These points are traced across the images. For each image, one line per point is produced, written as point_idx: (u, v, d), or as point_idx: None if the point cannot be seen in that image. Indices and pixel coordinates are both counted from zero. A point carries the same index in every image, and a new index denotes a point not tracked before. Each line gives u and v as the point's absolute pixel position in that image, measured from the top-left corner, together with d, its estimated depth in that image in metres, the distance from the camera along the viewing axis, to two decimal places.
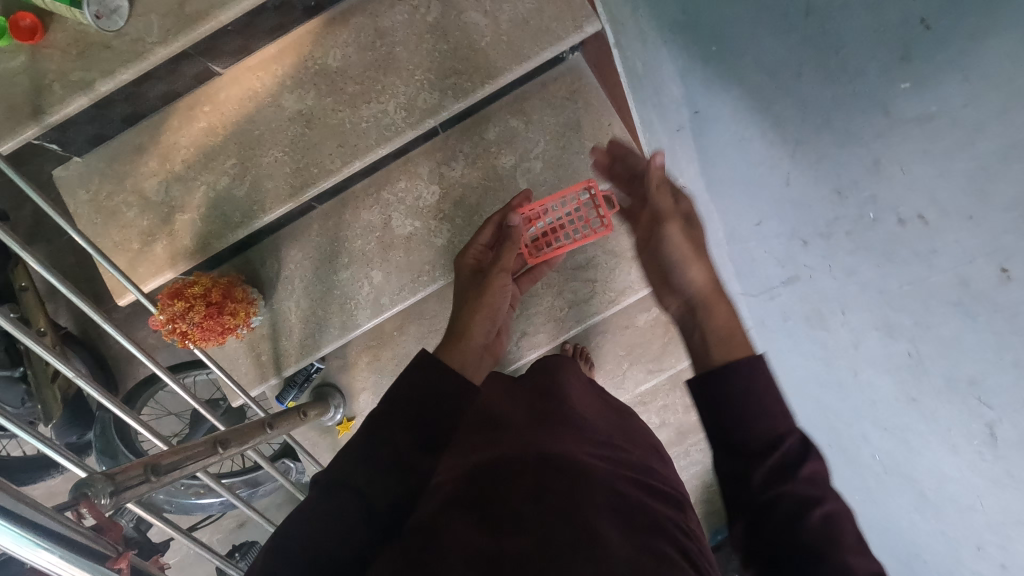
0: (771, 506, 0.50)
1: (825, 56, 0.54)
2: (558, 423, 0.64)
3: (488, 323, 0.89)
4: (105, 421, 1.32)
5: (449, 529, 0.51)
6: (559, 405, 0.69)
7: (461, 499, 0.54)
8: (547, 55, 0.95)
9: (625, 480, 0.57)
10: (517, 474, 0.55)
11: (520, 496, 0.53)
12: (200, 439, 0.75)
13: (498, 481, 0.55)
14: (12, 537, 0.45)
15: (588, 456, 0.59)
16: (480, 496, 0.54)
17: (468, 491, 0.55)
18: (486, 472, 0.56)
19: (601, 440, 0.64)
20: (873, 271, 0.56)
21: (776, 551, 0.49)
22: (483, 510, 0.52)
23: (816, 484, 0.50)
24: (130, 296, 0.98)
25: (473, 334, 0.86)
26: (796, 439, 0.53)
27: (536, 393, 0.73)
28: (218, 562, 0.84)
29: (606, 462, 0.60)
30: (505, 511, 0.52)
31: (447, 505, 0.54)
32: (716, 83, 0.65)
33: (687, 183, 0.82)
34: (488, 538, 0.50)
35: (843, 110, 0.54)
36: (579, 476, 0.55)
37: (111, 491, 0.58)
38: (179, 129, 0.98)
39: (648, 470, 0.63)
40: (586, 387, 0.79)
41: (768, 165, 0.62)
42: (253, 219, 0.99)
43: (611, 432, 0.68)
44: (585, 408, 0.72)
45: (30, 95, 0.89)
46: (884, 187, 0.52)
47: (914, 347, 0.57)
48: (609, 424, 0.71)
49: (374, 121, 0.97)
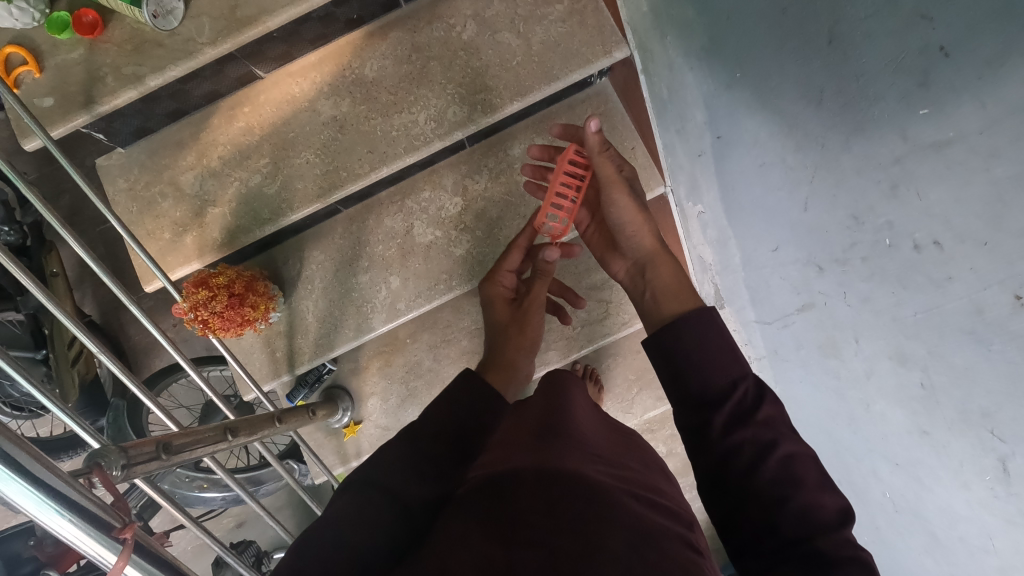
0: (734, 452, 0.58)
1: (846, 83, 0.55)
2: (566, 436, 0.64)
3: (526, 351, 0.95)
4: (117, 409, 1.35)
5: (463, 537, 0.51)
6: (562, 419, 0.68)
7: (472, 505, 0.55)
8: (576, 77, 0.97)
9: (633, 497, 0.57)
10: (524, 481, 0.55)
11: (526, 501, 0.53)
12: (212, 424, 0.77)
13: (507, 487, 0.55)
14: (34, 502, 0.47)
15: (594, 470, 0.58)
16: (493, 503, 0.54)
17: (477, 503, 0.55)
18: (494, 484, 0.56)
19: (605, 457, 0.64)
20: (888, 297, 0.58)
21: (737, 498, 0.57)
22: (490, 518, 0.52)
23: (770, 427, 0.59)
24: (157, 283, 1.01)
25: (516, 359, 0.93)
26: (750, 383, 0.63)
27: (540, 407, 0.73)
28: (219, 550, 0.83)
29: (613, 477, 0.59)
30: (514, 518, 0.51)
31: (457, 516, 0.54)
32: (739, 108, 0.68)
33: (706, 207, 0.86)
34: (490, 542, 0.49)
35: (862, 134, 0.55)
36: (589, 490, 0.54)
37: (123, 465, 0.58)
38: (218, 128, 1.03)
39: (655, 489, 0.62)
40: (595, 409, 0.80)
41: (787, 190, 0.65)
42: (282, 217, 1.02)
43: (615, 450, 0.68)
44: (587, 421, 0.73)
45: (83, 85, 0.94)
46: (902, 213, 0.54)
47: (928, 378, 0.59)
48: (614, 442, 0.71)
49: (404, 131, 1.00)
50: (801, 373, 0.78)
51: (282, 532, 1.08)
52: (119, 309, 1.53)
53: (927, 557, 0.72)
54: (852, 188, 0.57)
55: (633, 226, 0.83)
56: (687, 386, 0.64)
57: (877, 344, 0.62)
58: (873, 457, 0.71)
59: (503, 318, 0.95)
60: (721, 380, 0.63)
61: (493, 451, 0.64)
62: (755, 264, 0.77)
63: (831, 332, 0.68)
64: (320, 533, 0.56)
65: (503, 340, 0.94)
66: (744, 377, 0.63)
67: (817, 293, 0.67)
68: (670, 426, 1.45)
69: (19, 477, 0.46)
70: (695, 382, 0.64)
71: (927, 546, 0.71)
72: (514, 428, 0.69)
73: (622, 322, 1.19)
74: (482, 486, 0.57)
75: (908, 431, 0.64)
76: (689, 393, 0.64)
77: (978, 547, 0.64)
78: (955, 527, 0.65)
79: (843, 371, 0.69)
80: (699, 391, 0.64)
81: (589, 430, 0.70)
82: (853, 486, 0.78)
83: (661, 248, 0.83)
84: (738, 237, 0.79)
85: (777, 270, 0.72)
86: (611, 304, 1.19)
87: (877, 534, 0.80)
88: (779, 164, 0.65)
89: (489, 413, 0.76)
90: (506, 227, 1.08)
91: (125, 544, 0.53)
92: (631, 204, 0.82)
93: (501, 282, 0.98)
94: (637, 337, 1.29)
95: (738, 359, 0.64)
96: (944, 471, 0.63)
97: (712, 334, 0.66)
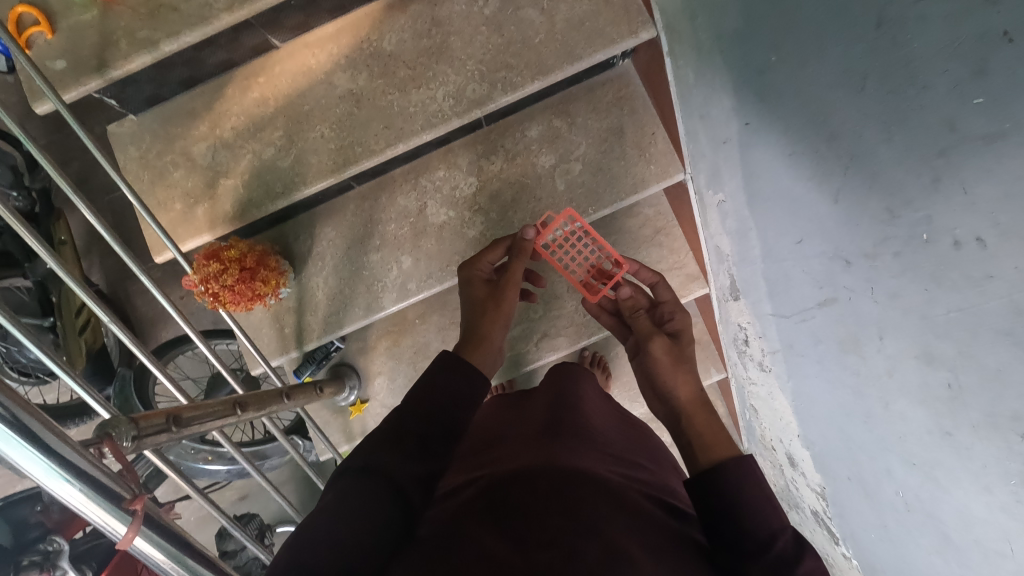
0: None
1: (893, 68, 0.49)
2: (576, 437, 0.68)
3: (504, 332, 0.89)
4: (124, 378, 1.35)
5: (475, 541, 0.51)
6: (574, 420, 0.73)
7: (484, 507, 0.56)
8: (600, 58, 0.95)
9: (645, 497, 0.62)
10: (540, 480, 0.58)
11: (542, 503, 0.55)
12: (220, 399, 0.76)
13: (519, 492, 0.57)
14: (40, 467, 0.47)
15: (605, 471, 0.63)
16: (501, 506, 0.55)
17: (490, 498, 0.57)
18: (506, 484, 0.58)
19: (616, 458, 0.68)
20: (920, 294, 0.54)
21: None
22: (497, 516, 0.54)
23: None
24: (168, 254, 1.00)
25: (496, 338, 0.86)
26: (789, 537, 0.56)
27: (550, 409, 0.77)
28: (224, 521, 0.83)
29: (624, 478, 0.64)
30: (527, 525, 0.52)
31: (465, 513, 0.56)
32: (770, 98, 0.66)
33: (728, 195, 0.87)
34: (500, 540, 0.51)
35: (909, 119, 0.48)
36: (606, 492, 0.58)
37: (133, 436, 0.58)
38: (232, 98, 1.01)
39: (667, 489, 0.68)
40: (602, 400, 0.84)
41: (816, 182, 0.62)
42: (294, 191, 1.00)
43: (626, 447, 0.73)
44: (596, 418, 0.77)
45: (96, 49, 0.91)
46: (943, 208, 0.48)
47: (956, 379, 0.54)
48: (624, 439, 0.76)
49: (422, 107, 0.98)
50: (817, 367, 0.79)
51: (286, 507, 1.08)
52: (126, 278, 1.53)
53: (936, 557, 0.67)
54: (887, 180, 0.52)
55: (668, 376, 0.83)
56: (724, 533, 0.58)
57: (901, 342, 0.59)
58: (888, 455, 0.69)
59: (480, 291, 0.90)
60: (759, 527, 0.57)
61: (503, 451, 0.67)
62: (776, 256, 0.78)
63: (853, 328, 0.66)
64: (319, 516, 0.55)
65: (478, 311, 0.89)
66: (782, 529, 0.57)
67: (841, 288, 0.66)
68: None
69: (26, 443, 0.46)
70: (731, 529, 0.58)
71: (938, 546, 0.66)
72: (524, 430, 0.72)
73: None
74: (491, 484, 0.60)
75: (929, 431, 0.60)
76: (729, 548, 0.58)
77: (993, 551, 0.57)
78: (970, 528, 0.59)
79: (863, 368, 0.68)
80: (736, 537, 0.57)
81: (601, 427, 0.75)
82: (866, 486, 0.78)
83: (699, 401, 0.79)
84: (760, 229, 0.81)
85: (800, 262, 0.72)
86: None
87: (885, 533, 0.78)
88: (808, 154, 0.62)
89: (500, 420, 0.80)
90: (521, 209, 1.07)
91: (135, 515, 0.53)
92: (664, 353, 0.86)
93: (478, 267, 0.94)
94: None
95: (779, 511, 0.58)
96: (964, 473, 0.57)
97: (749, 482, 0.60)
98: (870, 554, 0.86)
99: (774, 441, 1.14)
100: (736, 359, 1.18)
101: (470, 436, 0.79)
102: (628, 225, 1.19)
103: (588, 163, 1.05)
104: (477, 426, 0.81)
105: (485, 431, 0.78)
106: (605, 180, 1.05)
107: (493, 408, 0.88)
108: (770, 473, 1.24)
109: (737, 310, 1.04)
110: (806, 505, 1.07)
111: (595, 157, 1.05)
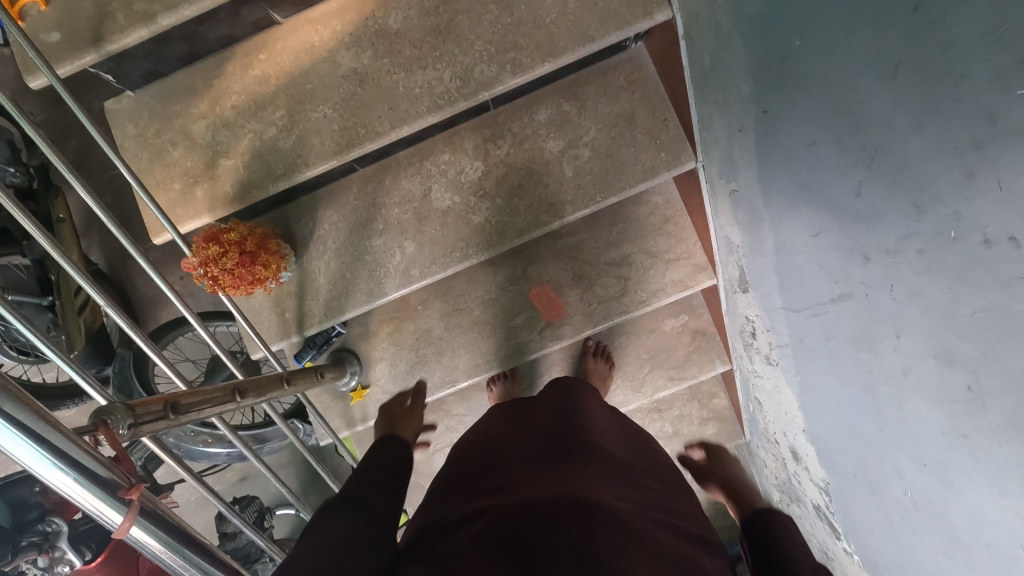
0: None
1: (927, 56, 0.46)
2: (584, 461, 0.70)
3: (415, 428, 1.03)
4: (123, 359, 1.33)
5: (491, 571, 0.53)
6: (582, 442, 0.74)
7: (495, 532, 0.58)
8: (613, 39, 0.92)
9: (656, 524, 0.63)
10: (549, 509, 0.59)
11: (553, 531, 0.57)
12: (220, 384, 0.75)
13: (531, 518, 0.58)
14: (33, 454, 0.45)
15: (614, 496, 0.64)
16: (514, 532, 0.57)
17: (497, 526, 0.58)
18: (518, 509, 0.60)
19: (626, 480, 0.70)
20: (944, 292, 0.52)
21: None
22: (506, 545, 0.56)
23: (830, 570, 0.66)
24: (166, 235, 0.98)
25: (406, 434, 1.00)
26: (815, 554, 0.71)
27: (558, 428, 0.78)
28: (222, 507, 0.82)
29: (633, 503, 0.65)
30: (541, 552, 0.54)
31: (479, 540, 0.57)
32: (792, 86, 0.64)
33: (742, 184, 0.85)
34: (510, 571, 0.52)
35: (943, 110, 0.45)
36: (616, 520, 0.59)
37: (130, 424, 0.56)
38: (232, 75, 0.98)
39: (680, 512, 0.70)
40: (606, 420, 0.86)
41: (838, 173, 0.60)
42: (296, 173, 0.98)
43: (633, 467, 0.75)
44: (604, 439, 0.78)
45: (91, 21, 0.88)
46: (975, 206, 0.45)
47: (976, 381, 0.52)
48: (630, 456, 0.78)
49: (428, 88, 0.95)
50: (828, 364, 0.78)
51: (286, 492, 1.08)
52: (125, 258, 1.51)
53: (943, 557, 0.66)
54: (916, 173, 0.50)
55: None
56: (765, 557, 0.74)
57: (919, 341, 0.57)
58: (899, 454, 0.68)
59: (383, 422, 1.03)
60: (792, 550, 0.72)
61: (509, 473, 0.69)
62: (790, 250, 0.77)
63: (868, 324, 0.65)
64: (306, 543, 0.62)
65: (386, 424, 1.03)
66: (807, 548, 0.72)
67: (858, 283, 0.64)
68: (678, 406, 1.47)
69: (19, 431, 0.44)
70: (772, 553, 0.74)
71: (946, 546, 0.65)
72: (531, 450, 0.73)
73: (640, 300, 1.16)
74: (498, 510, 0.61)
75: (944, 432, 0.58)
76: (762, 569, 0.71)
77: (1006, 556, 0.54)
78: (982, 532, 0.57)
79: (876, 366, 0.66)
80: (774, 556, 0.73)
81: (609, 448, 0.76)
82: (873, 483, 0.77)
83: None
84: (773, 221, 0.79)
85: (814, 256, 0.71)
86: (630, 281, 1.16)
87: (890, 531, 0.77)
88: (831, 143, 0.60)
89: (507, 432, 0.81)
90: (527, 195, 1.05)
91: (131, 505, 0.51)
92: None
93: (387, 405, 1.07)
94: (652, 316, 1.31)
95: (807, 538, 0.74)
96: (979, 476, 0.55)
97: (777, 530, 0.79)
98: (876, 554, 0.85)
99: (778, 434, 1.12)
100: (742, 352, 1.16)
101: (472, 451, 0.79)
102: (637, 213, 1.17)
103: (597, 149, 1.02)
104: (482, 438, 0.82)
105: (488, 446, 0.79)
106: (614, 167, 1.02)
107: (492, 419, 0.88)
108: (773, 466, 1.23)
109: (746, 302, 1.02)
110: (809, 499, 1.06)
111: (604, 143, 1.02)
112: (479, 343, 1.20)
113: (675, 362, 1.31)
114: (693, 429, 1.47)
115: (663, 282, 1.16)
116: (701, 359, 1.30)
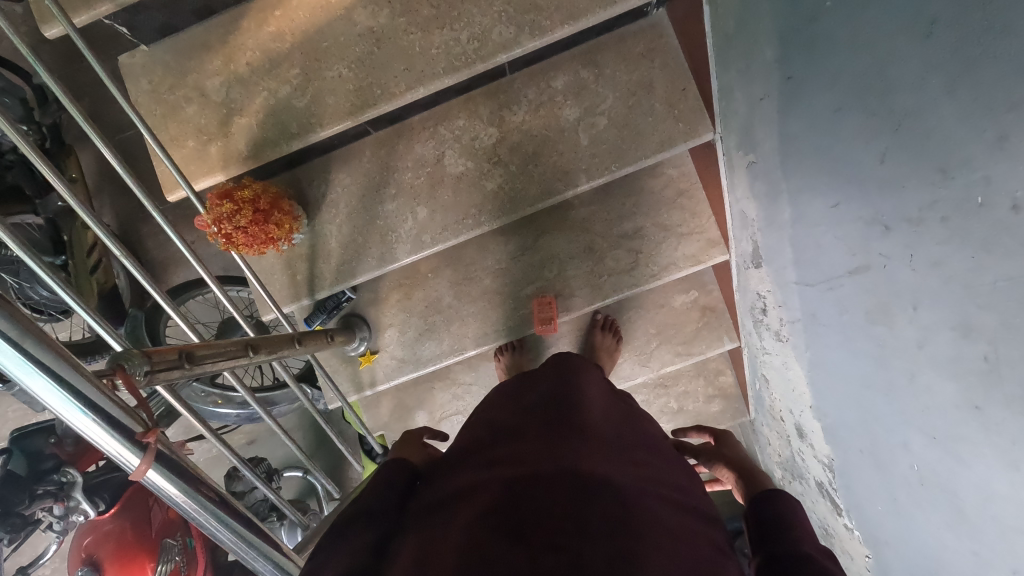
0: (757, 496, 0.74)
1: (968, 10, 0.44)
2: (587, 436, 0.70)
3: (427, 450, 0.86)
4: (136, 318, 1.35)
5: (490, 545, 0.54)
6: (581, 418, 0.74)
7: (494, 503, 0.59)
8: (636, 2, 0.90)
9: (657, 500, 0.63)
10: (546, 481, 0.60)
11: (551, 505, 0.57)
12: (234, 339, 0.76)
13: (532, 490, 0.59)
14: (53, 395, 0.46)
15: (616, 470, 0.64)
16: (512, 503, 0.58)
17: (500, 497, 0.59)
18: (517, 481, 0.61)
19: (628, 454, 0.70)
20: (967, 261, 0.51)
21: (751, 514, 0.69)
22: (506, 519, 0.56)
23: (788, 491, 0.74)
24: (181, 193, 0.98)
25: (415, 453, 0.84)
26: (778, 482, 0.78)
27: (558, 403, 0.78)
28: (235, 460, 0.83)
29: (635, 476, 0.65)
30: (539, 526, 0.55)
31: (478, 512, 0.58)
32: (820, 49, 0.63)
33: (761, 155, 0.84)
34: (509, 548, 0.53)
35: (980, 68, 0.44)
36: (616, 497, 0.60)
37: (147, 370, 0.57)
38: (247, 31, 0.96)
39: (680, 484, 0.69)
40: (606, 396, 0.86)
41: (862, 141, 0.59)
42: (310, 133, 0.98)
43: (636, 441, 0.75)
44: (605, 416, 0.79)
45: None
46: (1003, 170, 0.44)
47: (993, 352, 0.51)
48: (632, 430, 0.78)
49: (445, 49, 0.94)
50: (840, 338, 0.77)
51: (296, 452, 1.08)
52: (137, 219, 1.51)
53: (945, 531, 0.66)
54: (947, 139, 0.49)
55: None
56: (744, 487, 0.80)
57: (936, 313, 0.57)
58: (908, 430, 0.68)
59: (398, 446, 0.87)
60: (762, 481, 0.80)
61: (510, 446, 0.69)
62: (807, 221, 0.76)
63: (884, 297, 0.64)
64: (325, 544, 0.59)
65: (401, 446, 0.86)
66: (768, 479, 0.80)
67: (876, 255, 0.63)
68: (684, 382, 1.48)
69: (42, 372, 0.45)
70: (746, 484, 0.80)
71: (949, 520, 0.65)
72: (531, 425, 0.74)
73: (651, 274, 1.15)
74: (499, 485, 0.61)
75: (957, 406, 0.58)
76: (759, 556, 0.63)
77: (1009, 529, 0.54)
78: (987, 506, 0.57)
79: (891, 340, 0.66)
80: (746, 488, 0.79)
81: (609, 423, 0.77)
82: (880, 459, 0.77)
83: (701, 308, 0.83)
84: (790, 192, 0.78)
85: (832, 227, 0.70)
86: (642, 255, 1.16)
87: (895, 507, 0.77)
88: (858, 110, 0.59)
89: (509, 407, 0.82)
90: (541, 163, 1.04)
91: (148, 448, 0.52)
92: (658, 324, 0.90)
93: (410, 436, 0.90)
94: (660, 292, 1.31)
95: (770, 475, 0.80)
96: (987, 449, 0.55)
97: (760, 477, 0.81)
98: (879, 531, 0.85)
99: (783, 411, 1.13)
100: (751, 329, 1.16)
101: (475, 427, 0.79)
102: (650, 186, 1.16)
103: (614, 117, 1.01)
104: (482, 414, 0.82)
105: (491, 422, 0.78)
106: (632, 136, 1.01)
107: (495, 399, 0.88)
108: (778, 445, 1.23)
109: (758, 277, 1.02)
110: (811, 476, 1.07)
111: (622, 112, 1.01)
112: (488, 313, 1.20)
113: (683, 338, 1.31)
114: (698, 406, 1.48)
115: (675, 257, 1.15)
116: (710, 335, 1.30)
